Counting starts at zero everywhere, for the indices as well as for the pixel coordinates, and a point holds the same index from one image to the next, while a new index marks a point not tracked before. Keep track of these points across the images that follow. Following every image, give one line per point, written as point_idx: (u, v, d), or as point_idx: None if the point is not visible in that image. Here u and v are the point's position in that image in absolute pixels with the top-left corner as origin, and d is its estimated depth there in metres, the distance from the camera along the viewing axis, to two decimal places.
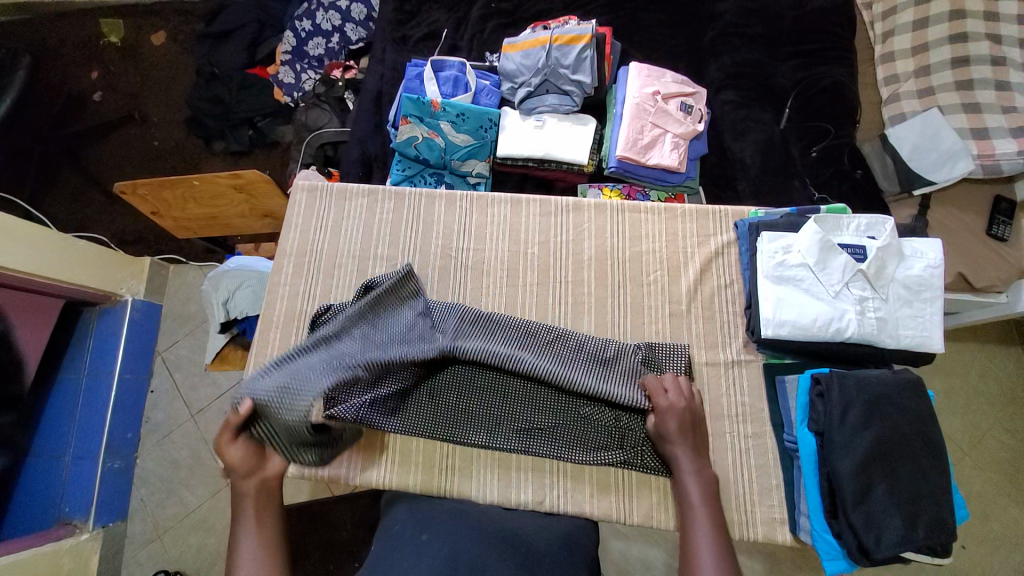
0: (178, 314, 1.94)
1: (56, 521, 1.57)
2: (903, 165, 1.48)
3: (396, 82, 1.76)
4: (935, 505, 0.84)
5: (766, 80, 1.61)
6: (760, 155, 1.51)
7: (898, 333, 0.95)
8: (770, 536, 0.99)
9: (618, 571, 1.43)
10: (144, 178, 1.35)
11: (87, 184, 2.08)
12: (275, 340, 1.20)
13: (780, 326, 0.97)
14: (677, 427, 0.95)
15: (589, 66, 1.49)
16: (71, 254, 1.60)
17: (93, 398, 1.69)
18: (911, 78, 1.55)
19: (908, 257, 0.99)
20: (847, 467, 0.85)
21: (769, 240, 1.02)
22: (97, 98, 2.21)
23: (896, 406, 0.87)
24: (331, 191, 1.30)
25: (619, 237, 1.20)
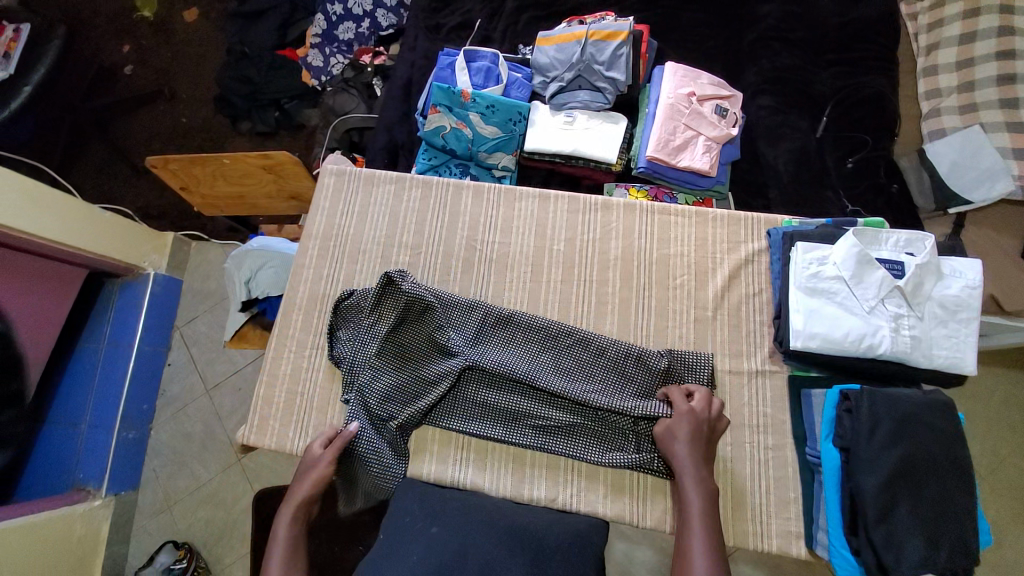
0: (198, 290, 1.96)
1: (71, 487, 1.62)
2: (942, 183, 1.45)
3: (427, 70, 1.75)
4: (959, 529, 0.82)
5: (804, 87, 1.57)
6: (794, 164, 1.50)
7: (931, 353, 0.93)
8: (785, 549, 0.98)
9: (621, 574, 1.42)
10: (175, 154, 1.35)
11: (114, 157, 2.11)
12: (297, 322, 1.21)
13: (810, 338, 0.95)
14: (687, 438, 0.95)
15: (624, 64, 1.47)
16: (96, 224, 1.61)
17: (109, 369, 1.70)
18: (954, 92, 1.52)
19: (947, 276, 0.96)
20: (872, 484, 0.83)
21: (803, 250, 1.00)
22: (129, 73, 2.24)
23: (927, 425, 0.85)
24: (359, 176, 1.30)
25: (647, 238, 1.18)
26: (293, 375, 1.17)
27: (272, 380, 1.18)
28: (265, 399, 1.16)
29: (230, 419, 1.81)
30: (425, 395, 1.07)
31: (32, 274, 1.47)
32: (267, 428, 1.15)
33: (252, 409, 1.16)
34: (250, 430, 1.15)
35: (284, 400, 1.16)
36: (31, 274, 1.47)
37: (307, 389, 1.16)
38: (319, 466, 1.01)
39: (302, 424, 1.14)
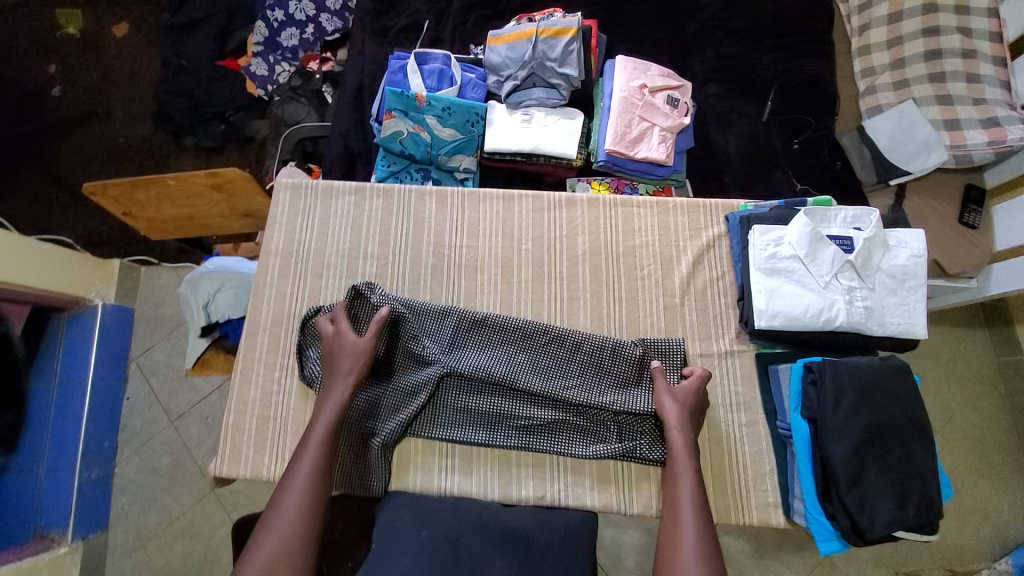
0: (153, 318, 1.87)
1: (33, 535, 1.52)
2: (880, 156, 1.53)
3: (378, 75, 1.72)
4: (924, 485, 0.87)
5: (748, 73, 1.63)
6: (744, 149, 1.56)
7: (884, 321, 0.98)
8: (766, 520, 1.02)
9: (614, 560, 1.45)
10: (114, 178, 1.29)
11: (49, 184, 1.98)
12: (263, 344, 1.17)
13: (773, 317, 0.99)
14: (677, 415, 0.99)
15: (575, 59, 1.48)
16: (31, 258, 1.53)
17: (65, 408, 1.61)
18: (886, 70, 1.60)
19: (893, 247, 1.02)
20: (840, 451, 0.87)
21: (760, 233, 1.03)
22: (58, 93, 2.10)
23: (885, 391, 0.90)
24: (316, 189, 1.26)
25: (612, 231, 1.20)
26: (264, 400, 1.13)
27: (242, 407, 1.13)
28: (236, 426, 1.12)
29: (200, 448, 1.74)
30: (406, 407, 1.06)
31: None
32: (241, 456, 1.10)
33: (223, 437, 1.12)
34: (223, 460, 1.10)
35: (256, 426, 1.12)
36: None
37: (280, 412, 1.13)
38: (362, 353, 1.03)
39: (278, 448, 1.11)
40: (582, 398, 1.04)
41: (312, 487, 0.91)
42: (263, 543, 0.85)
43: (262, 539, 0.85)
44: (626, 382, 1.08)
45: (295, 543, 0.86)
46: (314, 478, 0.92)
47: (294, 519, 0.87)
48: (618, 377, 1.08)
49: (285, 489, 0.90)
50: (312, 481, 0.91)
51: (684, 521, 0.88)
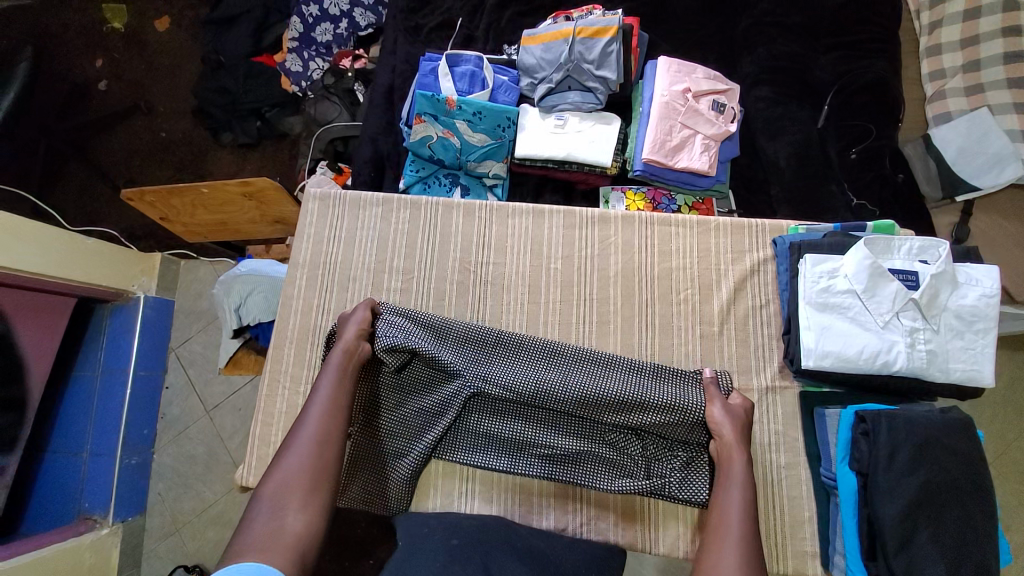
0: (190, 311, 1.91)
1: (77, 516, 1.60)
2: (948, 169, 1.39)
3: (409, 75, 1.68)
4: (982, 553, 0.79)
5: (805, 75, 1.50)
6: (794, 158, 1.44)
7: (948, 367, 0.89)
8: (801, 570, 0.96)
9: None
10: (151, 185, 1.31)
11: (95, 177, 2.05)
12: (289, 357, 1.17)
13: (821, 357, 0.92)
14: (733, 434, 0.93)
15: (614, 62, 1.40)
16: (80, 252, 1.56)
17: (108, 395, 1.68)
18: (959, 73, 1.46)
19: (963, 284, 0.92)
20: (891, 510, 0.80)
21: (813, 263, 0.95)
22: (103, 87, 2.16)
23: (944, 447, 0.82)
24: (345, 200, 1.25)
25: (648, 251, 1.14)
26: (290, 413, 1.13)
27: (268, 420, 1.14)
28: (262, 437, 1.13)
29: (233, 438, 1.78)
30: (429, 431, 1.04)
31: (20, 306, 1.44)
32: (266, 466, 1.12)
33: (249, 448, 1.13)
34: (249, 471, 1.11)
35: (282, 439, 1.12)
36: (15, 310, 1.43)
37: None
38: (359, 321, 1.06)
39: None
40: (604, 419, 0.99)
41: (325, 422, 0.92)
42: (274, 476, 0.85)
43: (280, 461, 0.87)
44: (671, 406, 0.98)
45: (312, 468, 0.87)
46: (327, 414, 0.93)
47: (312, 442, 0.89)
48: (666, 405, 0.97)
49: (299, 424, 0.92)
50: (325, 416, 0.93)
51: (728, 539, 0.83)
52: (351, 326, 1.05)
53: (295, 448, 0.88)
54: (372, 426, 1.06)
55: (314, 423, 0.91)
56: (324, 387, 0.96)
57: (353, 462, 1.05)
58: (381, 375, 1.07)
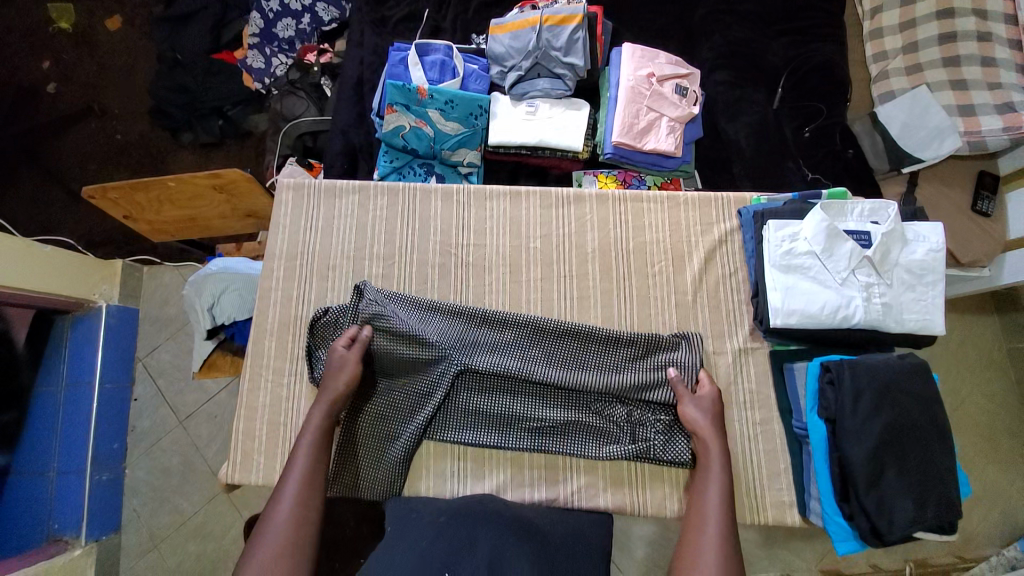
0: (156, 318, 1.85)
1: (47, 539, 1.54)
2: (892, 144, 1.50)
3: (377, 67, 1.68)
4: (943, 486, 0.87)
5: (759, 59, 1.58)
6: (754, 137, 1.51)
7: (902, 318, 0.97)
8: (781, 519, 1.02)
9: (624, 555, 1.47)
10: (113, 181, 1.25)
11: (49, 182, 1.96)
12: (270, 349, 1.14)
13: (788, 315, 0.97)
14: (706, 423, 0.98)
15: (581, 49, 1.44)
16: (35, 262, 1.52)
17: (74, 409, 1.62)
18: (899, 54, 1.57)
19: (912, 241, 1.00)
20: (860, 451, 0.86)
21: (775, 228, 1.01)
22: (52, 90, 2.07)
23: (903, 389, 0.89)
24: (319, 189, 1.24)
25: (623, 227, 1.18)
26: (273, 406, 1.11)
27: (251, 414, 1.11)
28: (247, 433, 1.10)
29: (210, 447, 1.74)
30: (418, 416, 1.06)
31: None
32: (252, 463, 1.08)
33: (233, 444, 1.10)
34: (232, 469, 1.08)
35: (267, 433, 1.09)
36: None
37: (291, 417, 1.10)
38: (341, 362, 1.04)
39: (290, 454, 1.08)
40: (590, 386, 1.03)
41: (310, 477, 0.93)
42: (261, 542, 0.85)
43: (257, 548, 0.84)
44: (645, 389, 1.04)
45: (298, 525, 0.87)
46: (304, 492, 0.91)
47: (297, 496, 0.90)
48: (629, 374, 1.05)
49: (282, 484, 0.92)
50: (301, 495, 0.91)
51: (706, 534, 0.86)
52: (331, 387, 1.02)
53: (279, 506, 0.89)
54: (360, 413, 1.07)
55: (289, 504, 0.88)
56: (297, 469, 0.94)
57: (344, 450, 1.06)
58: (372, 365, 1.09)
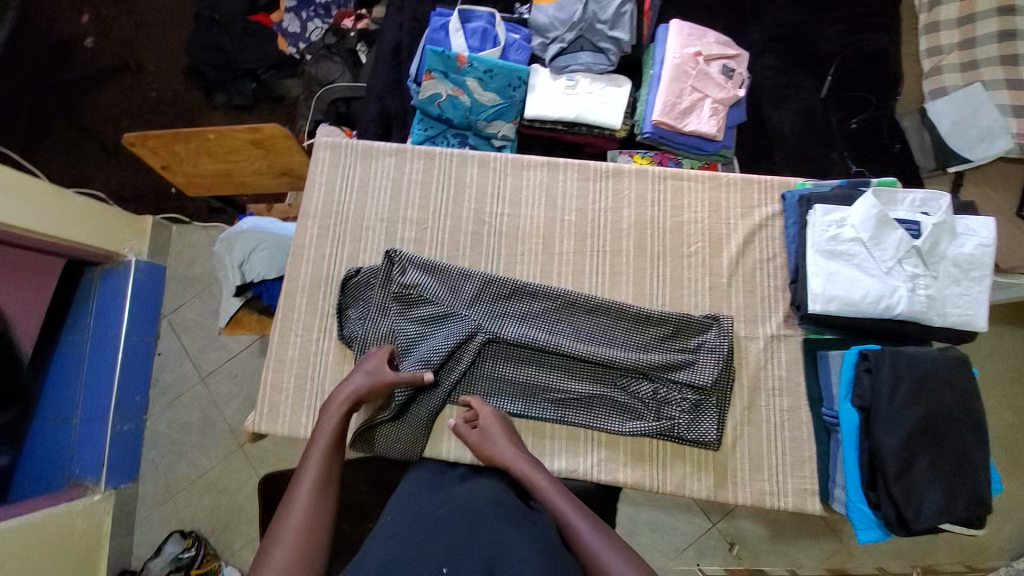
0: (183, 276, 1.87)
1: (67, 483, 1.56)
2: (941, 141, 1.47)
3: (417, 33, 1.67)
4: (975, 479, 0.85)
5: (809, 45, 1.54)
6: (801, 125, 1.49)
7: (945, 311, 0.95)
8: (801, 507, 1.01)
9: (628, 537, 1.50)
10: (153, 130, 1.26)
11: (82, 137, 1.98)
12: (301, 305, 1.15)
13: (829, 301, 0.96)
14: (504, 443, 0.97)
15: (627, 22, 1.42)
16: (68, 210, 1.51)
17: (98, 359, 1.64)
18: (955, 50, 1.52)
19: (961, 234, 0.98)
20: (893, 439, 0.85)
21: (822, 213, 0.99)
22: (90, 45, 2.08)
23: (942, 381, 0.87)
24: (356, 149, 1.24)
25: (660, 206, 1.16)
26: (302, 360, 1.12)
27: (279, 367, 1.12)
28: (274, 385, 1.11)
29: (229, 405, 1.76)
30: (444, 382, 1.06)
31: (13, 264, 1.40)
32: (278, 414, 1.10)
33: (260, 394, 1.11)
34: (260, 417, 1.10)
35: (294, 385, 1.11)
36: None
37: (318, 372, 1.11)
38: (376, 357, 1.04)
39: (315, 407, 1.10)
40: (614, 361, 1.03)
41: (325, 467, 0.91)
42: (281, 534, 0.83)
43: (269, 558, 0.80)
44: (646, 371, 1.04)
45: (313, 516, 0.85)
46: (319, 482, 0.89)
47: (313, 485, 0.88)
48: (647, 349, 1.06)
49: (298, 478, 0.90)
50: (317, 485, 0.89)
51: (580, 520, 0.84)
52: (349, 384, 1.01)
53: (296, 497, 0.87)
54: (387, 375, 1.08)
55: (306, 494, 0.86)
56: (309, 475, 0.90)
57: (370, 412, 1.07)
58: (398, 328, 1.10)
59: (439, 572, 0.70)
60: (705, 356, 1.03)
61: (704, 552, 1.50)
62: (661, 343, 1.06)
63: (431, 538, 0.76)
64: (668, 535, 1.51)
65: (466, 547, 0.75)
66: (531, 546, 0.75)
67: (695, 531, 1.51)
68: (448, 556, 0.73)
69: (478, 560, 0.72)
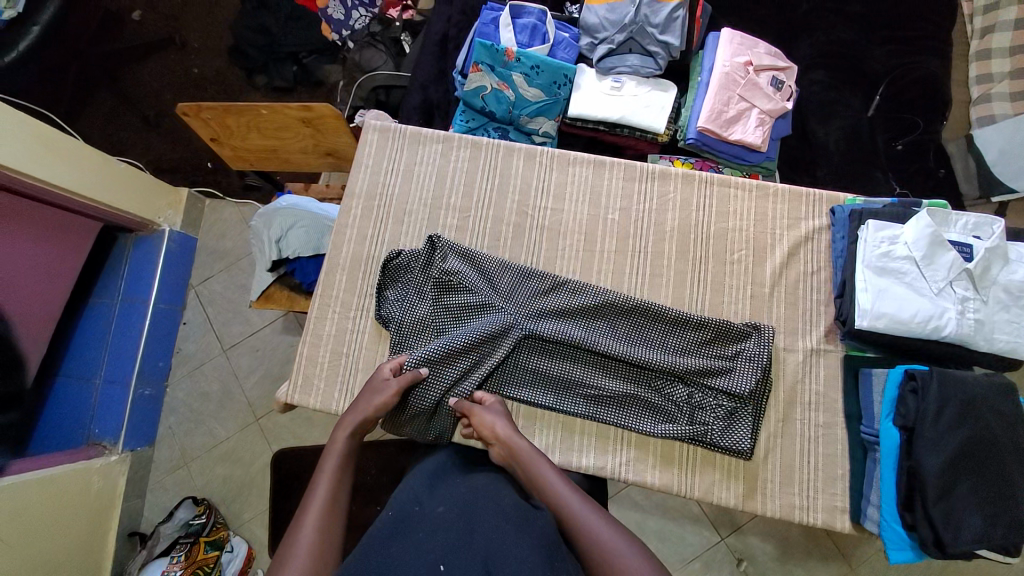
0: (213, 249, 1.89)
1: (86, 441, 1.58)
2: (986, 169, 1.45)
3: (465, 26, 1.68)
4: (1018, 508, 0.84)
5: (860, 63, 1.53)
6: (844, 141, 1.48)
7: (993, 337, 0.93)
8: (830, 524, 1.00)
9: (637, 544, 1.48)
10: (208, 102, 1.29)
11: (125, 105, 2.00)
12: (341, 283, 1.16)
13: (875, 318, 0.95)
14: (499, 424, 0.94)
15: (678, 27, 1.42)
16: (110, 175, 1.52)
17: (126, 324, 1.65)
18: (1005, 79, 1.51)
19: (1013, 261, 0.96)
20: (935, 460, 0.84)
21: (874, 228, 1.00)
22: (137, 17, 2.10)
23: (990, 406, 0.86)
24: (405, 134, 1.25)
25: (705, 211, 1.16)
26: (338, 336, 1.13)
27: (315, 341, 1.14)
28: (309, 358, 1.12)
29: (249, 379, 1.77)
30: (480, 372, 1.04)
31: (54, 225, 1.41)
32: (312, 387, 1.11)
33: (296, 366, 1.12)
34: (294, 390, 1.11)
35: (328, 361, 1.12)
36: (30, 222, 1.35)
37: (353, 350, 1.12)
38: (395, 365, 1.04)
39: (348, 384, 1.11)
40: (651, 362, 1.02)
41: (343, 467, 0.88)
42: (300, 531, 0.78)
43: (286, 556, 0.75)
44: (684, 374, 1.03)
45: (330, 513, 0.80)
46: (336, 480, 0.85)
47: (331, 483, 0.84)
48: (684, 351, 1.06)
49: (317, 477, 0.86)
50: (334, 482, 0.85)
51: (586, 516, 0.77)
52: (363, 405, 0.97)
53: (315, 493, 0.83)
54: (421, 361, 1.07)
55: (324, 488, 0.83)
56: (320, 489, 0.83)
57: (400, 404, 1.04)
58: (432, 313, 1.10)
59: (437, 571, 0.62)
60: (742, 365, 1.03)
61: (711, 566, 1.47)
62: (698, 347, 1.06)
63: (431, 539, 0.68)
64: (675, 546, 1.49)
65: (465, 545, 0.67)
66: (536, 536, 0.69)
67: (703, 544, 1.49)
68: (446, 555, 0.65)
69: (476, 557, 0.64)
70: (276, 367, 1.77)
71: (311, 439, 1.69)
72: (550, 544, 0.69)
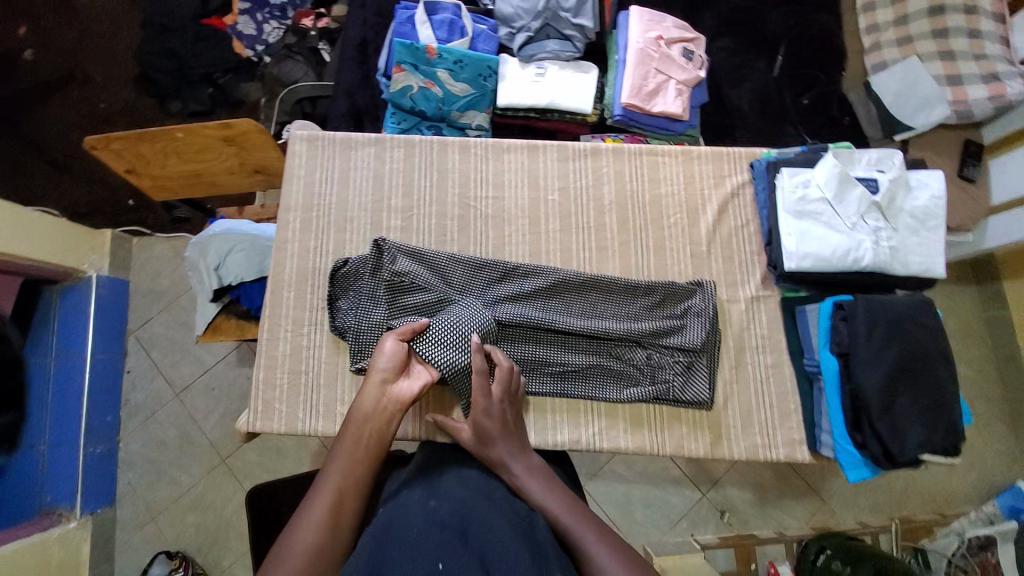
0: (147, 290, 1.78)
1: (39, 512, 1.48)
2: (886, 112, 1.56)
3: (381, 28, 1.66)
4: (948, 410, 0.93)
5: (760, 27, 1.63)
6: (757, 102, 1.57)
7: (907, 260, 1.02)
8: (793, 457, 1.07)
9: (624, 514, 1.53)
10: (116, 132, 1.21)
11: (28, 152, 1.85)
12: (289, 299, 1.13)
13: (802, 259, 1.02)
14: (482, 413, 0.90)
15: (590, 10, 1.47)
16: (23, 226, 1.41)
17: (64, 381, 1.54)
18: (890, 27, 1.60)
19: (914, 188, 1.06)
20: (872, 380, 0.92)
21: (789, 176, 1.07)
22: (29, 58, 1.94)
23: (913, 324, 0.94)
24: (333, 141, 1.23)
25: (639, 181, 1.20)
26: (294, 355, 1.10)
27: (270, 364, 1.10)
28: (267, 382, 1.09)
29: (208, 418, 1.69)
30: None
31: None
32: (274, 411, 1.08)
33: (254, 393, 1.09)
34: (254, 417, 1.07)
35: (288, 381, 1.09)
36: None
37: (312, 366, 1.10)
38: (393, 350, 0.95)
39: (312, 402, 1.08)
40: (609, 331, 1.06)
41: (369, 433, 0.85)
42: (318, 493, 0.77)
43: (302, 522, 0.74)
44: (641, 337, 1.07)
45: (353, 484, 0.79)
46: (359, 454, 0.82)
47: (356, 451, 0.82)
48: (636, 314, 1.10)
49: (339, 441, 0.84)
50: (358, 457, 0.82)
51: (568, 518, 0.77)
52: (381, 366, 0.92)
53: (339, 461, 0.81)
54: None
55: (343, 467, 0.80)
56: (345, 454, 0.82)
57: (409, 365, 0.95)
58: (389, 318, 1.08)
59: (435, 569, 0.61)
60: (693, 321, 1.09)
61: (697, 523, 1.54)
62: (652, 307, 1.10)
63: (425, 537, 0.66)
64: (661, 510, 1.54)
65: (461, 542, 0.66)
66: (520, 531, 0.70)
67: (687, 503, 1.55)
68: (445, 551, 0.64)
69: (474, 556, 0.63)
70: (237, 402, 1.70)
71: (285, 468, 1.63)
72: (537, 537, 0.70)
